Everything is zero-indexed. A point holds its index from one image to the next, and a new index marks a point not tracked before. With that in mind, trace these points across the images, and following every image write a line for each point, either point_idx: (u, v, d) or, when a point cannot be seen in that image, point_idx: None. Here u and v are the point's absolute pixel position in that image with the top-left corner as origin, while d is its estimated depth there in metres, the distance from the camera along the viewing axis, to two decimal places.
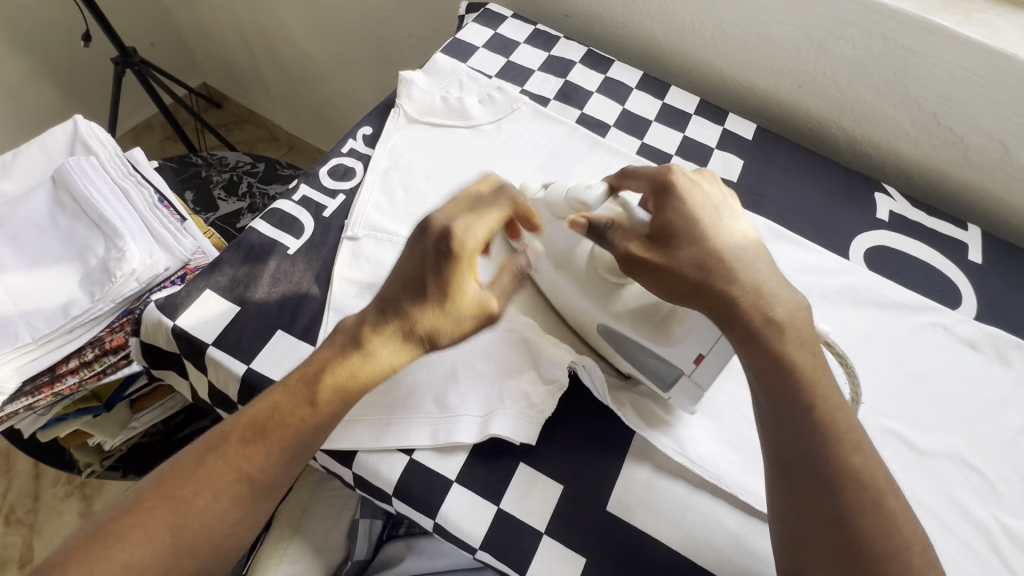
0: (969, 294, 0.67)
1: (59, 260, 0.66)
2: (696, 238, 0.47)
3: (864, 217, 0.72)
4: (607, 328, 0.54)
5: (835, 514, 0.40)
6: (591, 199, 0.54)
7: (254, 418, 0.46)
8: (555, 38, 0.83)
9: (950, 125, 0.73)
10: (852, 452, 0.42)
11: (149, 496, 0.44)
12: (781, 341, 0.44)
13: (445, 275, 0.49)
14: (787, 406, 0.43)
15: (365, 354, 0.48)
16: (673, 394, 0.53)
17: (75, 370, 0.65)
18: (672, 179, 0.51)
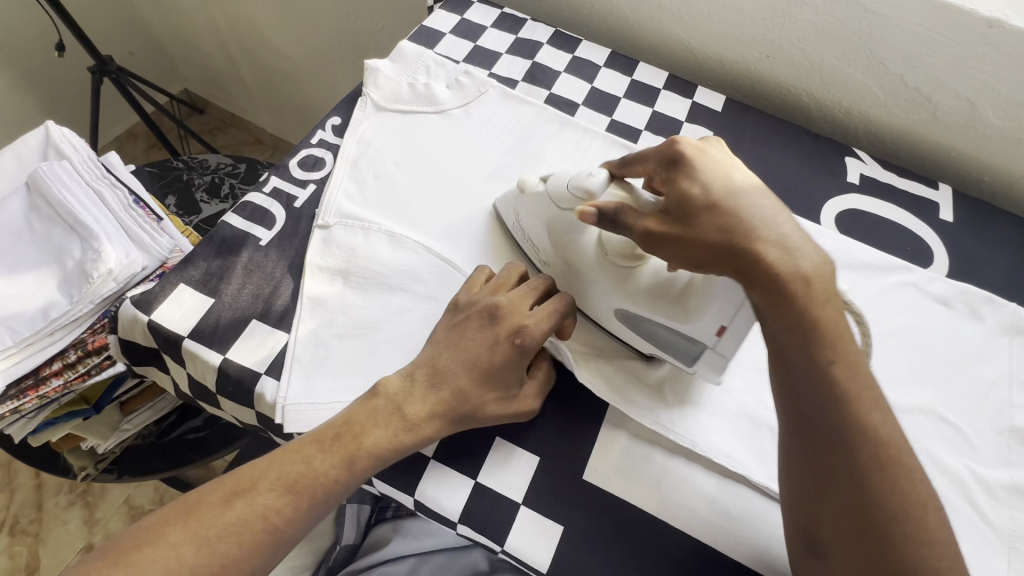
0: (941, 252, 0.68)
1: (37, 265, 0.66)
2: (714, 199, 0.44)
3: (835, 182, 0.72)
4: (625, 312, 0.53)
5: (851, 474, 0.39)
6: (595, 187, 0.50)
7: (286, 470, 0.44)
8: (522, 20, 0.83)
9: (917, 87, 0.73)
10: (871, 410, 0.40)
11: (173, 528, 0.40)
12: (805, 301, 0.41)
13: (512, 369, 0.50)
14: (809, 365, 0.41)
15: (409, 429, 0.47)
16: (698, 368, 0.52)
17: (59, 372, 0.66)
18: (680, 151, 0.47)
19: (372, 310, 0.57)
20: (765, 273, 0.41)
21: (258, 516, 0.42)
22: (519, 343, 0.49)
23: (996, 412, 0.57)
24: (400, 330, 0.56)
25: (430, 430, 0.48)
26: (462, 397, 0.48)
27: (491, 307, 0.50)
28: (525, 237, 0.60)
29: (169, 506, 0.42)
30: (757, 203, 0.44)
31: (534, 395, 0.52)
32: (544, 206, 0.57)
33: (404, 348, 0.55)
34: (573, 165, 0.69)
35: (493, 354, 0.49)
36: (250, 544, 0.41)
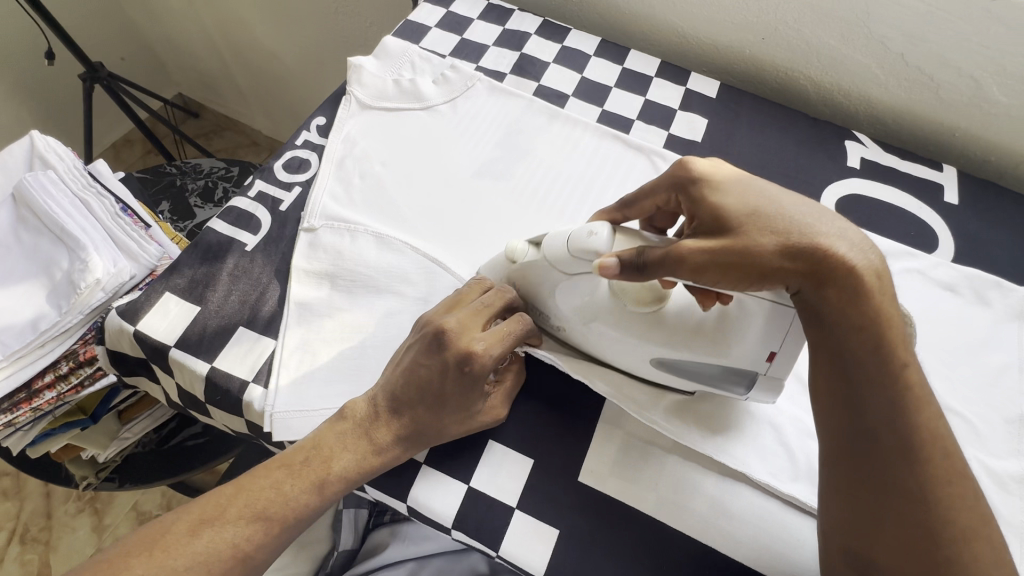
0: (947, 236, 0.66)
1: (25, 277, 0.66)
2: (756, 206, 0.41)
3: (836, 166, 0.70)
4: (663, 358, 0.48)
5: (914, 485, 0.37)
6: (601, 244, 0.44)
7: (252, 498, 0.44)
8: (509, 11, 0.81)
9: (919, 65, 0.71)
10: (934, 417, 0.39)
11: (137, 560, 0.41)
12: (875, 306, 0.39)
13: (465, 389, 0.47)
14: (874, 369, 0.39)
15: (374, 457, 0.47)
16: (751, 395, 0.49)
17: (52, 385, 0.66)
18: (693, 172, 0.45)
19: (361, 314, 0.56)
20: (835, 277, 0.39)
21: (226, 544, 0.43)
22: (468, 370, 0.46)
23: (1005, 401, 0.55)
24: (389, 333, 0.55)
25: (395, 453, 0.48)
26: (420, 422, 0.47)
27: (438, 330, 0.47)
28: None
29: (140, 533, 0.43)
30: (801, 203, 0.42)
31: (500, 403, 0.51)
32: (546, 273, 0.49)
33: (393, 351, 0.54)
34: (563, 159, 0.68)
35: (445, 382, 0.46)
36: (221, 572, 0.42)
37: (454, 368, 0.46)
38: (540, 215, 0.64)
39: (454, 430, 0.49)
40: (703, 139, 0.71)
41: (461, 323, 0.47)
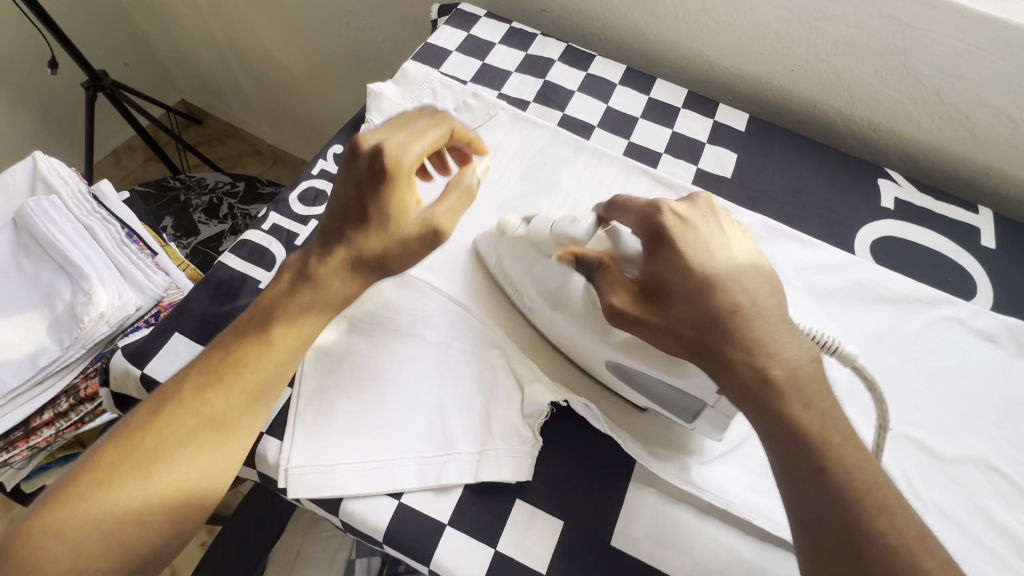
0: (985, 283, 0.63)
1: (24, 307, 0.63)
2: (689, 292, 0.42)
3: (869, 206, 0.68)
4: (616, 364, 0.50)
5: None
6: (580, 233, 0.50)
7: (209, 365, 0.45)
8: (532, 36, 0.79)
9: (954, 103, 0.69)
10: (874, 514, 0.35)
11: (109, 454, 0.41)
12: (785, 402, 0.39)
13: (382, 198, 0.46)
14: (798, 468, 0.37)
15: (316, 286, 0.46)
16: (698, 424, 0.48)
17: (50, 422, 0.63)
18: (661, 224, 0.45)
19: (379, 359, 0.53)
20: (733, 373, 0.41)
21: (198, 414, 0.43)
22: (385, 170, 0.45)
23: None
24: (408, 381, 0.52)
25: (336, 283, 0.47)
26: (362, 244, 0.46)
27: (354, 155, 0.48)
28: (506, 280, 0.57)
29: (112, 434, 0.43)
30: (738, 292, 0.42)
31: (445, 212, 0.48)
32: (530, 249, 0.55)
33: (416, 400, 0.51)
34: (589, 193, 0.65)
35: (361, 194, 0.46)
36: (207, 442, 0.43)
37: (368, 173, 0.46)
38: None
39: (400, 245, 0.47)
40: (733, 175, 0.69)
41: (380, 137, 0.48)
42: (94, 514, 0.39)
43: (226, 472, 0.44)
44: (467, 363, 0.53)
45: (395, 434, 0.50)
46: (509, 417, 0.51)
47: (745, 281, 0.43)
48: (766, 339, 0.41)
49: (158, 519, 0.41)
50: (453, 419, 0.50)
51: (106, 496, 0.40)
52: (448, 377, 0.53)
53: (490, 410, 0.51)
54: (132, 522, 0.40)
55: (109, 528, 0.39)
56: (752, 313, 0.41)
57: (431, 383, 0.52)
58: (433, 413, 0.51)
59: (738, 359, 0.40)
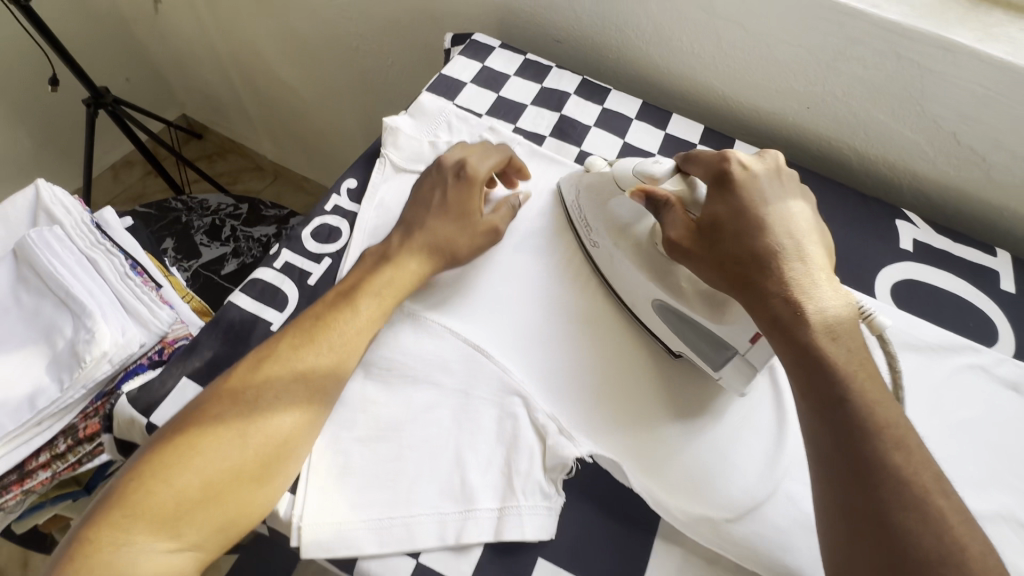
0: (1007, 329, 0.63)
1: (23, 344, 0.60)
2: (739, 230, 0.48)
3: (888, 249, 0.67)
4: (664, 306, 0.54)
5: (871, 509, 0.37)
6: (661, 173, 0.55)
7: (301, 326, 0.51)
8: (547, 68, 0.79)
9: (971, 146, 0.69)
10: (891, 447, 0.38)
11: (210, 404, 0.46)
12: (810, 331, 0.43)
13: (462, 199, 0.60)
14: (820, 396, 0.41)
15: (395, 263, 0.56)
16: (725, 373, 0.52)
17: (46, 464, 0.60)
18: (728, 170, 0.51)
19: (394, 408, 0.51)
20: (768, 304, 0.45)
21: (288, 370, 0.48)
22: (463, 176, 0.60)
23: None
24: (426, 432, 0.50)
25: (417, 257, 0.56)
26: (438, 230, 0.58)
27: (436, 163, 0.62)
28: (580, 215, 0.62)
29: (215, 387, 0.48)
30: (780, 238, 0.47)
31: (499, 219, 0.61)
32: (609, 184, 0.59)
33: (434, 453, 0.49)
34: None
35: (450, 193, 0.60)
36: (298, 395, 0.47)
37: (455, 180, 0.61)
38: (589, 294, 0.61)
39: (467, 235, 0.59)
40: None
41: (462, 155, 0.62)
42: (194, 459, 0.43)
43: (310, 431, 0.48)
44: (487, 411, 0.52)
45: (413, 490, 0.48)
46: (532, 472, 0.49)
47: (789, 226, 0.48)
48: (801, 277, 0.45)
49: (250, 470, 0.44)
50: (472, 472, 0.49)
51: (209, 443, 0.44)
52: (467, 427, 0.51)
53: (511, 463, 0.49)
54: (223, 469, 0.43)
55: (211, 473, 0.43)
56: (792, 252, 0.46)
57: (449, 434, 0.50)
58: (453, 465, 0.49)
59: (775, 291, 0.45)
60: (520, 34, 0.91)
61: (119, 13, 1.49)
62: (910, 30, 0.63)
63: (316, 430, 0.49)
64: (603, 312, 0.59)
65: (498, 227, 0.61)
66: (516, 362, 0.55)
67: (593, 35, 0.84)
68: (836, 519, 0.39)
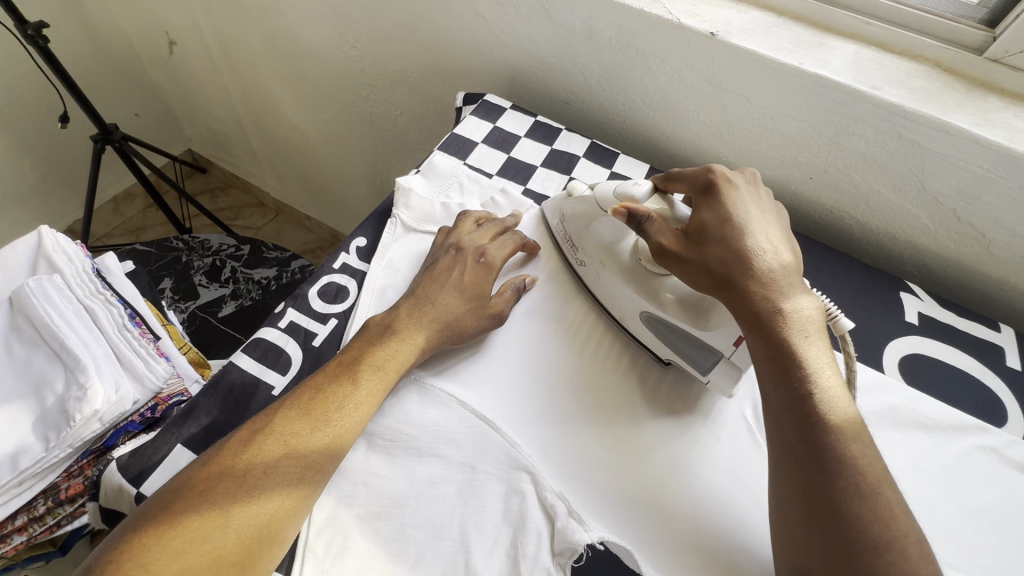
0: (1015, 408, 0.62)
1: (10, 399, 0.58)
2: (723, 235, 0.52)
3: (893, 322, 0.68)
4: (652, 316, 0.58)
5: (827, 495, 0.41)
6: (639, 194, 0.57)
7: (299, 399, 0.49)
8: (557, 131, 0.80)
9: (971, 223, 0.70)
10: (847, 438, 0.43)
11: (200, 479, 0.44)
12: (785, 329, 0.47)
13: (474, 281, 0.60)
14: (791, 389, 0.45)
15: (401, 337, 0.54)
16: (713, 378, 0.56)
17: (22, 528, 0.57)
18: (712, 180, 0.55)
19: (398, 482, 0.50)
20: (750, 303, 0.49)
21: (281, 446, 0.46)
22: (485, 261, 0.61)
23: None
24: (428, 510, 0.48)
25: (427, 319, 0.56)
26: (448, 308, 0.57)
27: (456, 243, 0.62)
28: (564, 235, 0.66)
29: (204, 461, 0.46)
30: (759, 245, 0.51)
31: (505, 304, 0.60)
32: (590, 209, 0.62)
33: (437, 534, 0.47)
34: None
35: (464, 274, 0.60)
36: (290, 475, 0.46)
37: (474, 263, 0.61)
38: (597, 361, 0.60)
39: (472, 313, 0.58)
40: None
41: (478, 241, 0.62)
42: (174, 542, 0.41)
43: (300, 510, 0.46)
44: (493, 487, 0.50)
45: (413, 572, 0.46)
46: (540, 557, 0.47)
47: (766, 234, 0.53)
48: (778, 282, 0.50)
49: (229, 557, 0.42)
50: (477, 555, 0.46)
51: (195, 523, 0.42)
52: (472, 504, 0.49)
53: (518, 545, 0.47)
54: (204, 555, 0.41)
55: (191, 559, 0.40)
56: (774, 260, 0.51)
57: (453, 514, 0.48)
58: (456, 547, 0.47)
59: (750, 291, 0.49)
60: (530, 94, 0.93)
61: (133, 51, 1.52)
62: (909, 112, 0.65)
63: (304, 513, 0.47)
64: (612, 384, 0.59)
65: (500, 311, 0.60)
66: (524, 434, 0.53)
67: (602, 99, 0.86)
68: (795, 506, 0.42)
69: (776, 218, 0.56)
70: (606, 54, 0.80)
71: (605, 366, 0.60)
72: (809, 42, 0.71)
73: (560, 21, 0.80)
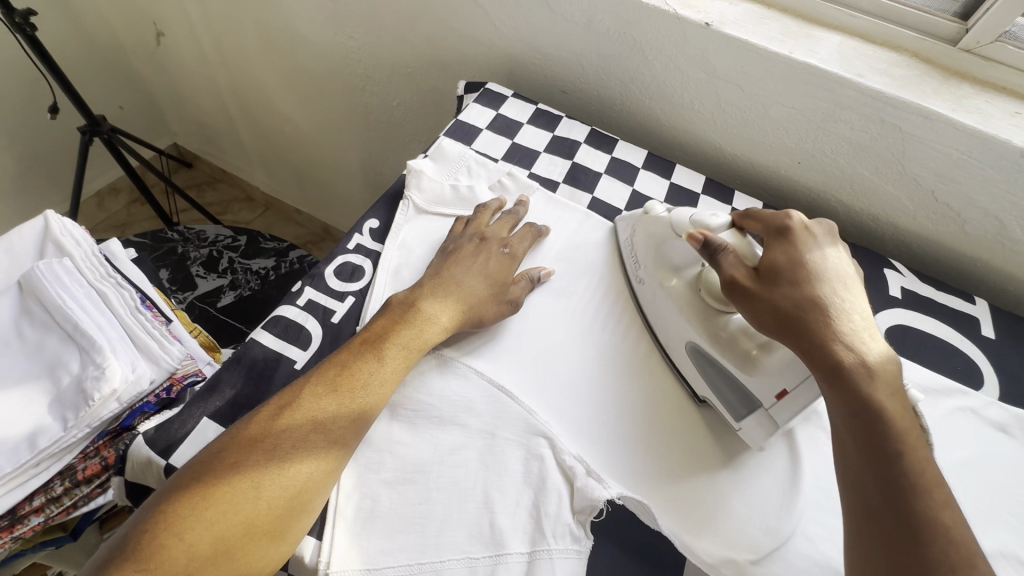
0: (989, 372, 0.67)
1: (24, 380, 0.57)
2: (798, 277, 0.49)
3: (879, 296, 0.72)
4: (696, 346, 0.56)
5: (916, 563, 0.37)
6: (716, 226, 0.56)
7: (325, 373, 0.51)
8: (558, 118, 0.83)
9: (947, 203, 0.74)
10: (937, 505, 0.39)
11: (230, 452, 0.45)
12: (869, 388, 0.43)
13: (495, 270, 0.62)
14: (878, 448, 0.42)
15: (425, 317, 0.56)
16: (746, 425, 0.53)
17: (39, 509, 0.57)
18: (789, 225, 0.53)
19: (422, 449, 0.52)
20: (829, 352, 0.45)
21: (308, 420, 0.48)
22: (508, 251, 0.64)
23: None
24: (453, 475, 0.50)
25: (450, 309, 0.58)
26: (473, 291, 0.59)
27: (479, 233, 0.65)
28: (633, 256, 0.66)
29: (229, 435, 0.47)
30: (837, 295, 0.49)
31: (521, 292, 0.62)
32: (663, 230, 0.62)
33: (463, 496, 0.49)
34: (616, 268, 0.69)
35: (488, 262, 0.62)
36: (316, 445, 0.47)
37: (498, 253, 0.63)
38: (605, 336, 0.63)
39: (495, 298, 0.60)
40: None
41: (501, 235, 0.65)
42: (204, 520, 0.41)
43: (330, 478, 0.47)
44: (513, 452, 0.52)
45: (441, 533, 0.48)
46: (563, 516, 0.49)
47: (845, 283, 0.50)
48: (854, 333, 0.46)
49: (262, 525, 0.43)
50: (501, 515, 0.49)
51: (227, 496, 0.43)
52: (494, 468, 0.51)
53: (540, 505, 0.50)
54: (238, 525, 0.42)
55: (225, 529, 0.42)
56: (853, 311, 0.48)
57: (477, 477, 0.50)
58: (481, 507, 0.49)
59: (834, 338, 0.46)
60: (528, 84, 0.96)
61: (118, 43, 1.49)
62: (891, 98, 0.69)
63: (331, 487, 0.48)
64: (620, 357, 0.61)
65: (517, 297, 0.62)
66: (540, 402, 0.56)
67: (601, 88, 0.89)
68: (876, 574, 0.38)
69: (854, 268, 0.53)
70: (604, 45, 0.83)
71: (613, 340, 0.63)
72: (797, 33, 0.75)
73: (559, 12, 0.83)
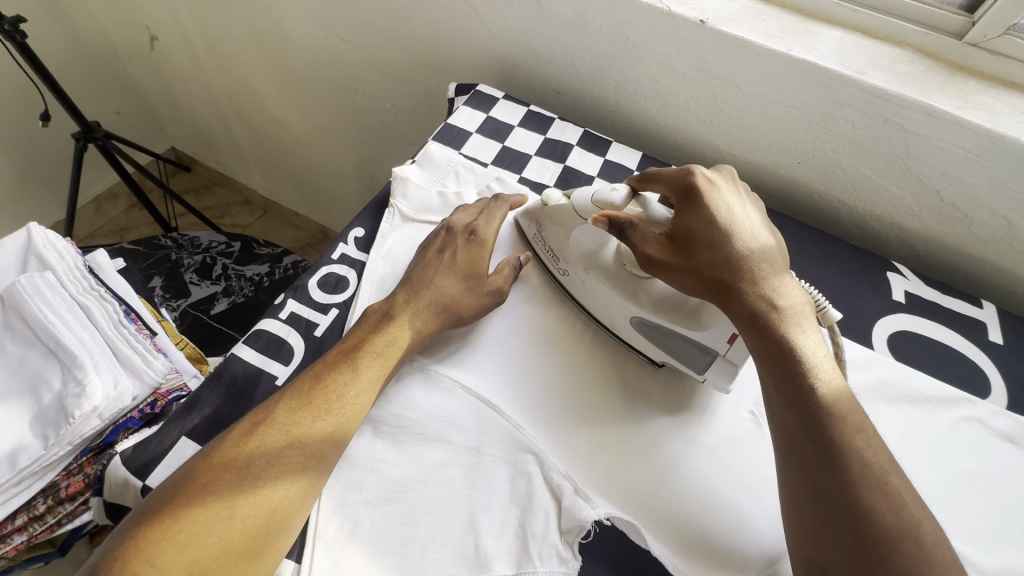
0: (997, 379, 0.64)
1: (7, 397, 0.57)
2: (711, 236, 0.50)
3: (882, 301, 0.70)
4: (641, 320, 0.57)
5: (841, 493, 0.40)
6: (618, 201, 0.55)
7: (299, 389, 0.49)
8: (550, 120, 0.81)
9: (953, 203, 0.72)
10: (851, 432, 0.42)
11: (203, 471, 0.44)
12: (780, 328, 0.47)
13: (467, 259, 0.60)
14: (794, 386, 0.45)
15: (399, 322, 0.55)
16: (709, 375, 0.55)
17: (22, 527, 0.56)
18: (692, 182, 0.52)
19: (405, 467, 0.50)
20: (744, 304, 0.48)
21: (283, 437, 0.46)
22: (475, 238, 0.62)
23: None
24: (436, 494, 0.49)
25: (422, 308, 0.56)
26: (447, 289, 0.58)
27: (445, 225, 0.63)
28: (546, 248, 0.64)
29: (202, 457, 0.45)
30: (748, 239, 0.51)
31: (503, 281, 0.61)
32: (567, 216, 0.60)
33: (446, 516, 0.48)
34: None
35: (456, 254, 0.60)
36: (293, 463, 0.45)
37: (465, 241, 0.61)
38: (595, 345, 0.61)
39: (468, 291, 0.59)
40: None
41: (466, 219, 0.63)
42: (178, 541, 0.40)
43: (309, 496, 0.46)
44: (499, 470, 0.51)
45: (423, 555, 0.46)
46: (549, 536, 0.48)
47: (751, 229, 0.51)
48: (769, 276, 0.49)
49: (238, 547, 0.41)
50: (487, 536, 0.47)
51: (199, 518, 0.41)
52: (479, 487, 0.50)
53: (526, 525, 0.48)
54: (212, 545, 0.41)
55: (198, 552, 0.40)
56: (764, 254, 0.50)
57: (461, 497, 0.49)
58: (466, 527, 0.48)
59: (751, 292, 0.48)
60: (521, 85, 0.94)
61: (113, 48, 1.49)
62: (893, 96, 0.66)
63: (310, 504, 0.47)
64: (610, 367, 0.60)
65: (500, 287, 0.61)
66: (528, 417, 0.54)
67: (594, 88, 0.87)
68: (806, 510, 0.42)
69: (760, 214, 0.54)
70: (596, 44, 0.81)
71: (604, 350, 0.61)
72: (796, 29, 0.72)
73: (550, 11, 0.81)
